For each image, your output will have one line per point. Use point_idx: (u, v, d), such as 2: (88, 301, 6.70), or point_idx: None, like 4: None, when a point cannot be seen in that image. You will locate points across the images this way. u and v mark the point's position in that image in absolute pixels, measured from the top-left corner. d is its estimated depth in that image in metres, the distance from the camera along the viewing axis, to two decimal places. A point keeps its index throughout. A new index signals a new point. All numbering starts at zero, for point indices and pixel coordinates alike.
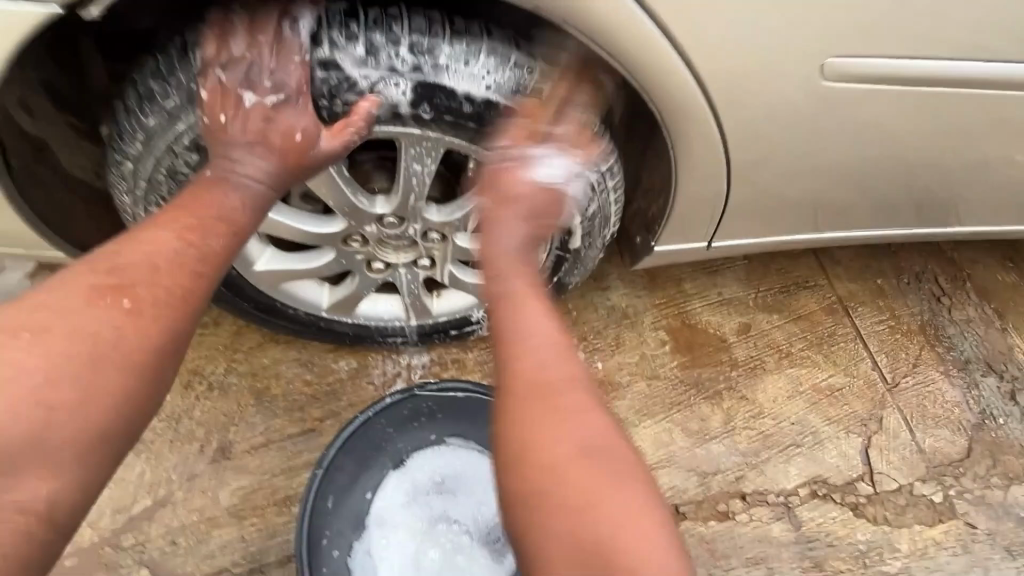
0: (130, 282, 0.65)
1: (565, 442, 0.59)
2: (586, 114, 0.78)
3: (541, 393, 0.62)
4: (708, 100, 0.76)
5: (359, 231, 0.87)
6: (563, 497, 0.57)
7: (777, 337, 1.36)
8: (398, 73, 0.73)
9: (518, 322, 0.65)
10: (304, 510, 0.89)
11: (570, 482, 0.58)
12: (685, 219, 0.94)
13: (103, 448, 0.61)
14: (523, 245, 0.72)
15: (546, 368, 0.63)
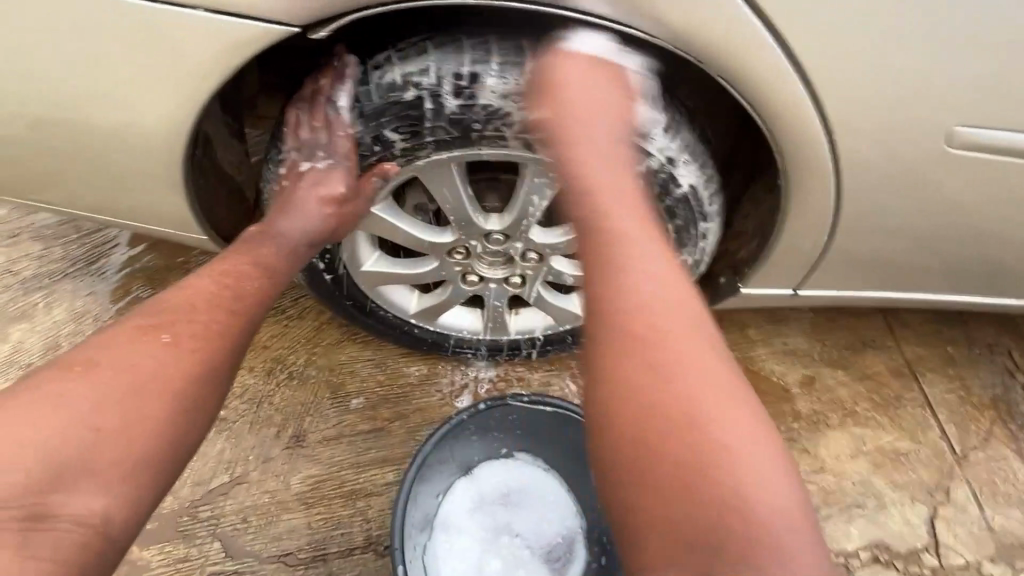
0: (169, 323, 0.69)
1: (673, 391, 0.61)
2: (702, 162, 0.83)
3: (642, 347, 0.63)
4: (831, 156, 0.79)
5: (465, 244, 0.94)
6: (681, 457, 0.58)
7: (842, 394, 1.35)
8: (550, 104, 0.75)
9: (640, 275, 0.66)
10: (399, 497, 0.93)
11: (669, 429, 0.59)
12: (777, 265, 0.96)
13: (148, 471, 0.61)
14: (623, 191, 0.72)
15: (667, 324, 0.64)
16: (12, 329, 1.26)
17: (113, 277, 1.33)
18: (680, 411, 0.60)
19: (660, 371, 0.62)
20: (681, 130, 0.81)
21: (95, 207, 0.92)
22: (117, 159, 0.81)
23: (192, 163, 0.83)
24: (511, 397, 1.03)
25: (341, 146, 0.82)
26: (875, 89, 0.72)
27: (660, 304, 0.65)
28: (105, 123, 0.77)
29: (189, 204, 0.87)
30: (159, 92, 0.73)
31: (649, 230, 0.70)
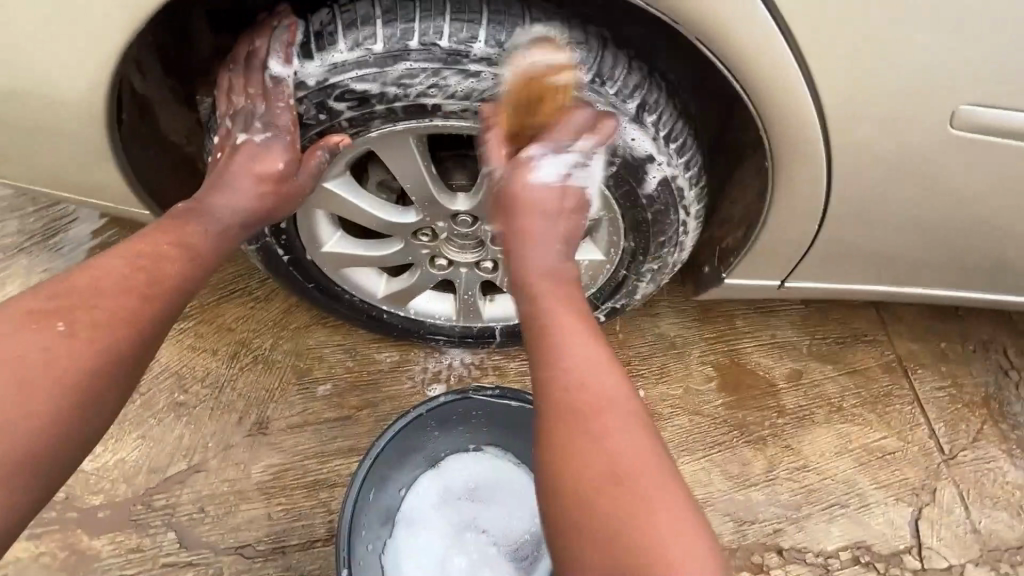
0: (73, 306, 0.61)
1: (591, 453, 0.57)
2: (682, 143, 0.76)
3: (585, 419, 0.58)
4: (826, 136, 0.72)
5: (431, 226, 0.86)
6: (604, 514, 0.54)
7: (830, 390, 1.31)
8: (510, 73, 0.68)
9: (560, 342, 0.63)
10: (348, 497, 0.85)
11: (602, 502, 0.55)
12: (764, 257, 0.91)
13: (27, 476, 0.55)
14: (558, 263, 0.70)
15: (589, 388, 0.60)
16: None
17: (73, 252, 1.27)
18: (604, 489, 0.55)
19: (597, 438, 0.57)
20: (665, 107, 0.74)
21: (31, 178, 0.85)
22: (46, 124, 0.74)
23: (127, 130, 0.77)
24: (474, 390, 0.95)
25: (281, 118, 0.73)
26: (875, 62, 0.65)
27: (592, 365, 0.61)
28: (28, 80, 0.70)
29: (130, 177, 0.81)
30: (84, 47, 0.66)
31: (559, 275, 0.69)
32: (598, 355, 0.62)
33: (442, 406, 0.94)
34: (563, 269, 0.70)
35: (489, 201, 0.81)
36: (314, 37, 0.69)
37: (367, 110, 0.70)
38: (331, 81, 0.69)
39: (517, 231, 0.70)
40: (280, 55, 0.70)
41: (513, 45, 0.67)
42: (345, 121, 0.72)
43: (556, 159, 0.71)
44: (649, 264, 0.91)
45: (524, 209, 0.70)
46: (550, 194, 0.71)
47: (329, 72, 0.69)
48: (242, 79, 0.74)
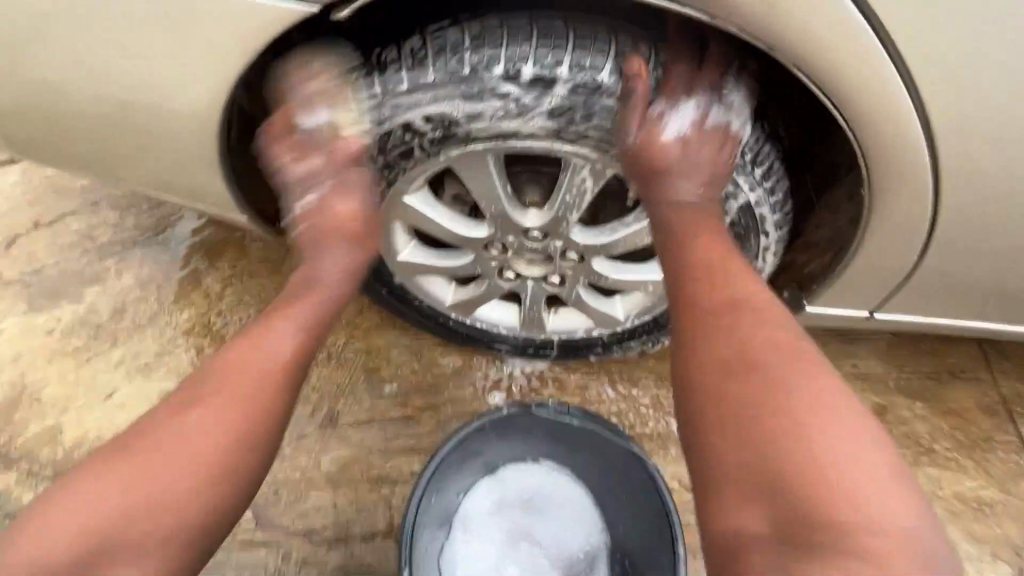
0: (211, 391, 0.72)
1: (759, 360, 0.61)
2: (767, 173, 0.72)
3: (737, 321, 0.63)
4: (935, 159, 0.66)
5: (501, 240, 0.88)
6: (768, 412, 0.57)
7: (918, 430, 1.20)
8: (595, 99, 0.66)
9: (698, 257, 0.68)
10: (412, 502, 0.89)
11: (769, 434, 0.56)
12: (854, 285, 0.85)
13: (181, 539, 0.65)
14: (703, 205, 0.72)
15: (762, 345, 0.61)
16: (85, 291, 1.34)
17: (178, 247, 1.41)
18: (788, 429, 0.56)
19: (763, 380, 0.59)
20: (753, 128, 0.72)
21: (147, 185, 0.94)
22: (164, 139, 0.82)
23: (232, 146, 0.84)
24: (536, 405, 0.97)
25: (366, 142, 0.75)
26: (982, 87, 0.60)
27: (728, 315, 0.64)
28: (151, 102, 0.77)
29: (230, 186, 0.88)
30: (200, 73, 0.72)
31: (696, 217, 0.71)
32: (783, 316, 0.64)
33: (503, 417, 0.98)
34: (706, 209, 0.72)
35: (561, 219, 0.81)
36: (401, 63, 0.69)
37: (445, 132, 0.69)
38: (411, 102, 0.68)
39: (664, 178, 0.73)
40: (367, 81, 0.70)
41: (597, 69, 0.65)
42: (418, 143, 0.71)
43: (673, 119, 0.72)
44: None
45: (661, 158, 0.72)
46: (711, 150, 0.71)
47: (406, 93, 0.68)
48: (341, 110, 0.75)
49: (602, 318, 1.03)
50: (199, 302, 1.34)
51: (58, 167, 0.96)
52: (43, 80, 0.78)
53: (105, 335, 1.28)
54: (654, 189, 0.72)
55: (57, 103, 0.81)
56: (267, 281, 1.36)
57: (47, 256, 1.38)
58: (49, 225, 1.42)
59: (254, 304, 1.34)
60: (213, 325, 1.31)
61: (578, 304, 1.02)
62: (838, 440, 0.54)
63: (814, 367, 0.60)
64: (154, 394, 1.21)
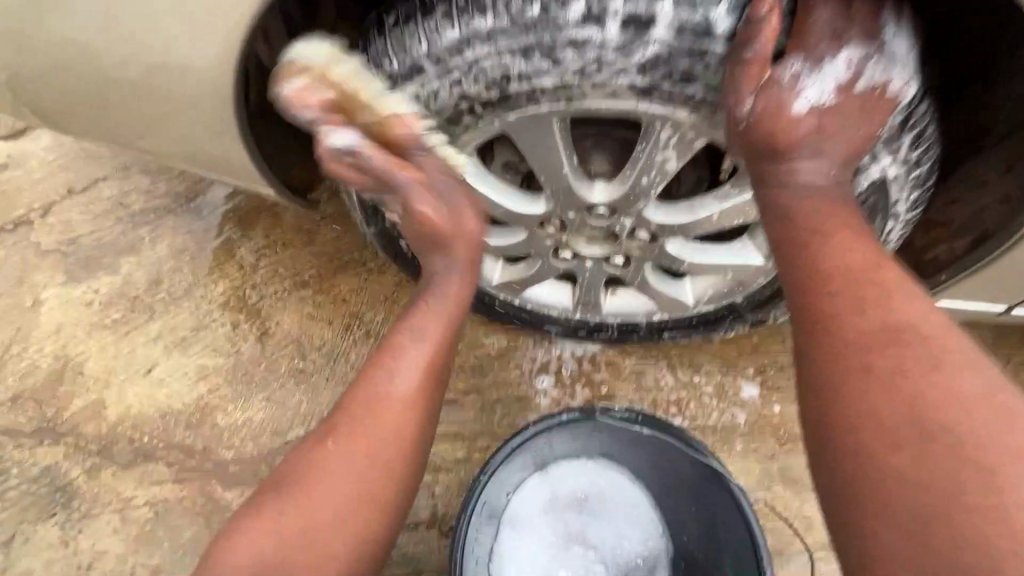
0: (351, 421, 0.67)
1: (919, 389, 0.45)
2: (921, 138, 0.56)
3: (880, 338, 0.48)
4: None
5: (560, 216, 0.76)
6: (934, 459, 0.43)
7: None
8: (705, 47, 0.51)
9: (823, 253, 0.52)
10: (467, 505, 0.83)
11: (961, 521, 0.40)
12: (999, 278, 0.70)
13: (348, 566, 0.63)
14: (835, 192, 0.54)
15: (937, 397, 0.45)
16: (121, 262, 1.31)
17: (210, 216, 1.35)
18: (989, 516, 0.40)
19: (944, 443, 0.43)
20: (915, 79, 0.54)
21: (168, 156, 0.86)
22: (178, 102, 0.72)
23: (255, 109, 0.74)
24: (601, 411, 0.86)
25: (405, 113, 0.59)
26: None
27: (886, 347, 0.47)
28: (160, 58, 0.67)
29: (256, 156, 0.79)
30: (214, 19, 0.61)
31: (835, 213, 0.53)
32: (967, 356, 0.46)
33: (560, 423, 0.87)
34: (845, 199, 0.54)
35: (635, 196, 0.69)
36: (447, 2, 0.53)
37: (501, 92, 0.55)
38: (463, 55, 0.53)
39: (788, 155, 0.54)
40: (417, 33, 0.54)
41: (709, 5, 0.50)
42: (466, 107, 0.57)
43: (811, 82, 0.53)
44: None
45: (788, 127, 0.54)
46: (855, 123, 0.54)
47: (452, 46, 0.53)
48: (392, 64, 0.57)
49: (669, 304, 0.91)
50: (233, 274, 1.28)
51: (74, 135, 0.88)
52: (42, 33, 0.68)
53: (143, 308, 1.25)
54: (773, 173, 0.55)
55: (61, 63, 0.71)
56: (301, 252, 1.29)
57: (81, 225, 1.34)
58: (81, 192, 1.37)
59: (288, 277, 1.27)
60: (248, 299, 1.25)
61: (642, 288, 0.90)
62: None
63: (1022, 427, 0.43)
64: (192, 370, 1.18)
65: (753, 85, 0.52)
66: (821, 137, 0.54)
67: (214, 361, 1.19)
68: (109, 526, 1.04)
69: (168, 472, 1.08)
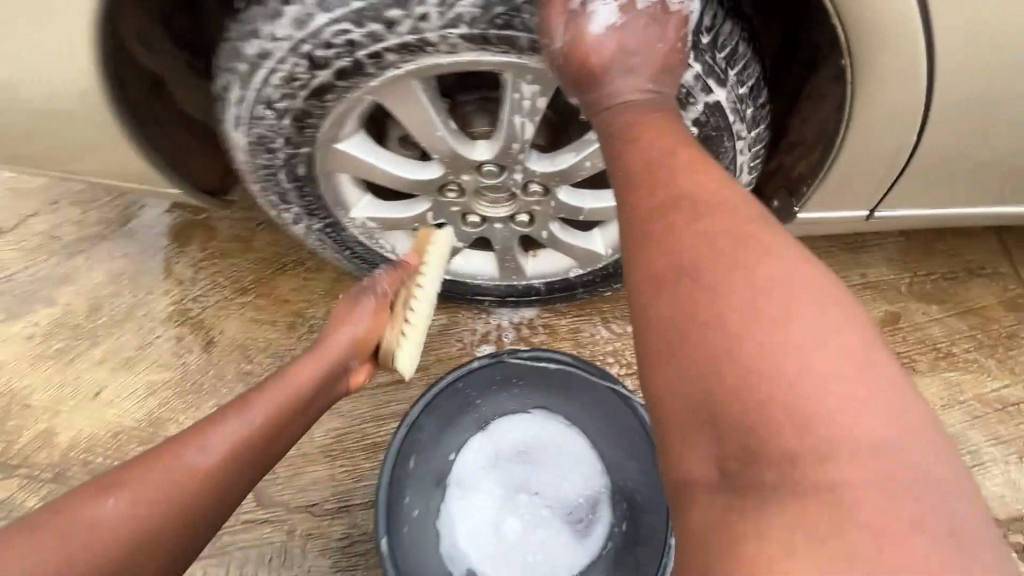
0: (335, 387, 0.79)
1: (697, 241, 0.49)
2: (735, 58, 0.63)
3: (670, 206, 0.52)
4: (919, 21, 0.58)
5: (456, 181, 0.80)
6: (708, 298, 0.47)
7: (935, 334, 1.12)
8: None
9: (635, 147, 0.56)
10: (385, 469, 0.85)
11: (727, 363, 0.44)
12: (847, 183, 0.77)
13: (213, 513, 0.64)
14: (659, 102, 0.59)
15: (711, 244, 0.49)
16: (59, 292, 1.31)
17: (145, 237, 1.36)
18: (749, 352, 0.44)
19: (713, 290, 0.47)
20: (705, 4, 0.61)
21: (63, 169, 0.86)
22: (59, 105, 0.73)
23: (132, 104, 0.75)
24: (509, 353, 0.91)
25: (272, 93, 0.63)
26: None
27: (674, 210, 0.52)
28: (30, 60, 0.67)
29: (150, 158, 0.81)
30: (72, 11, 0.63)
31: (647, 113, 0.58)
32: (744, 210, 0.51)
33: (475, 370, 0.92)
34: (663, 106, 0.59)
35: (513, 147, 0.73)
36: None
37: (352, 59, 0.59)
38: (305, 29, 0.58)
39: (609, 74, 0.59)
40: (262, 17, 0.59)
41: None
42: (327, 81, 0.61)
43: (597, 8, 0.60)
44: None
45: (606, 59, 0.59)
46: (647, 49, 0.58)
47: (294, 20, 0.58)
48: (247, 52, 0.61)
49: (582, 256, 0.96)
50: (174, 290, 1.30)
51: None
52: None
53: (85, 334, 1.26)
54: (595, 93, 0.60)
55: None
56: (241, 261, 1.31)
57: (16, 262, 1.35)
58: (12, 231, 1.38)
59: (228, 284, 1.29)
60: (190, 311, 1.27)
61: (553, 243, 0.94)
62: (837, 389, 0.41)
63: (788, 265, 0.47)
64: (141, 387, 1.19)
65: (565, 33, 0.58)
66: (624, 56, 0.59)
67: (161, 375, 1.20)
68: None
69: None
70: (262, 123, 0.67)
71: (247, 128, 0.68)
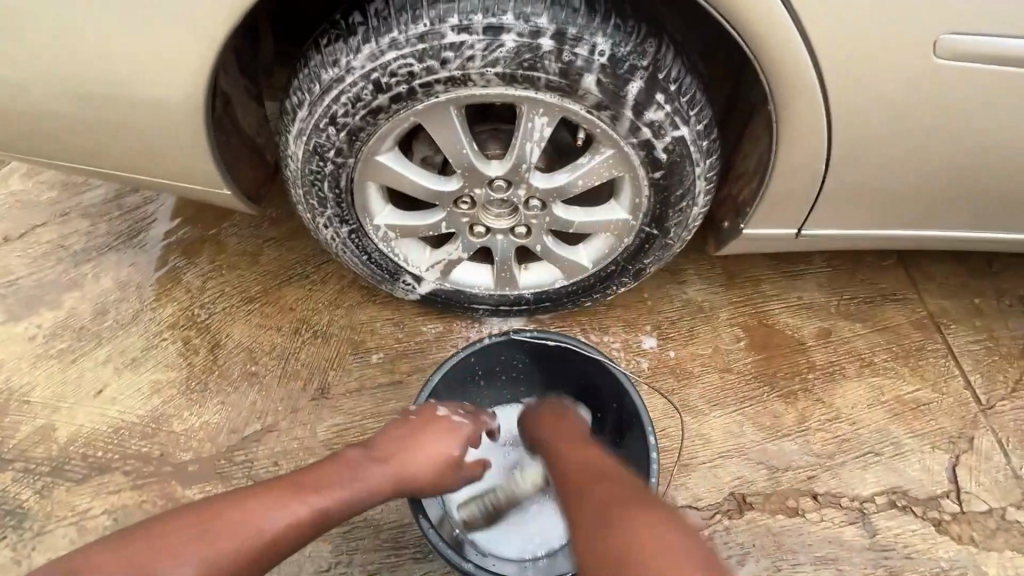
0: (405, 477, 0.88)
1: (579, 476, 0.81)
2: (694, 104, 0.85)
3: (564, 458, 0.88)
4: (823, 84, 0.80)
5: (469, 193, 0.96)
6: (582, 500, 0.77)
7: (860, 346, 1.33)
8: (540, 44, 0.76)
9: (555, 434, 0.94)
10: None
11: (585, 527, 0.72)
12: (780, 206, 0.98)
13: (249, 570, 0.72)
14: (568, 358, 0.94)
15: (582, 488, 0.79)
16: (63, 297, 1.36)
17: (151, 248, 1.42)
18: (599, 523, 0.72)
19: (583, 496, 0.77)
20: (675, 62, 0.82)
21: (125, 166, 0.99)
22: (153, 111, 0.88)
23: (212, 115, 0.91)
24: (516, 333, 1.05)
25: (339, 109, 0.82)
26: (854, 17, 0.73)
27: (570, 456, 0.88)
28: (144, 74, 0.84)
29: (212, 160, 0.95)
30: (189, 40, 0.80)
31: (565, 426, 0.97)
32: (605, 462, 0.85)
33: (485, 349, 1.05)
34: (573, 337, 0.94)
35: (521, 166, 0.91)
36: (366, 29, 0.78)
37: (408, 86, 0.79)
38: (376, 63, 0.78)
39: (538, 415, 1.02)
40: (345, 52, 0.79)
41: (537, 15, 0.76)
42: (384, 103, 0.81)
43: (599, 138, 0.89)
44: (673, 215, 0.98)
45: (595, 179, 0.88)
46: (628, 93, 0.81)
47: (370, 55, 0.77)
48: (329, 78, 0.80)
49: (569, 267, 1.10)
50: (181, 298, 1.36)
51: (55, 161, 1.02)
52: (28, 46, 0.82)
53: (90, 337, 1.30)
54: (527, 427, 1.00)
55: (40, 72, 0.85)
56: (246, 274, 1.38)
57: (20, 269, 1.39)
58: (18, 239, 1.42)
59: (235, 293, 1.36)
60: (197, 317, 1.33)
61: (546, 254, 1.09)
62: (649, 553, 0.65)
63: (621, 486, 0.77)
64: (145, 386, 1.24)
65: (573, 75, 0.78)
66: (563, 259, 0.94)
67: (166, 375, 1.26)
68: (71, 536, 1.10)
69: (126, 480, 1.14)
70: (325, 132, 0.85)
71: (311, 136, 0.86)
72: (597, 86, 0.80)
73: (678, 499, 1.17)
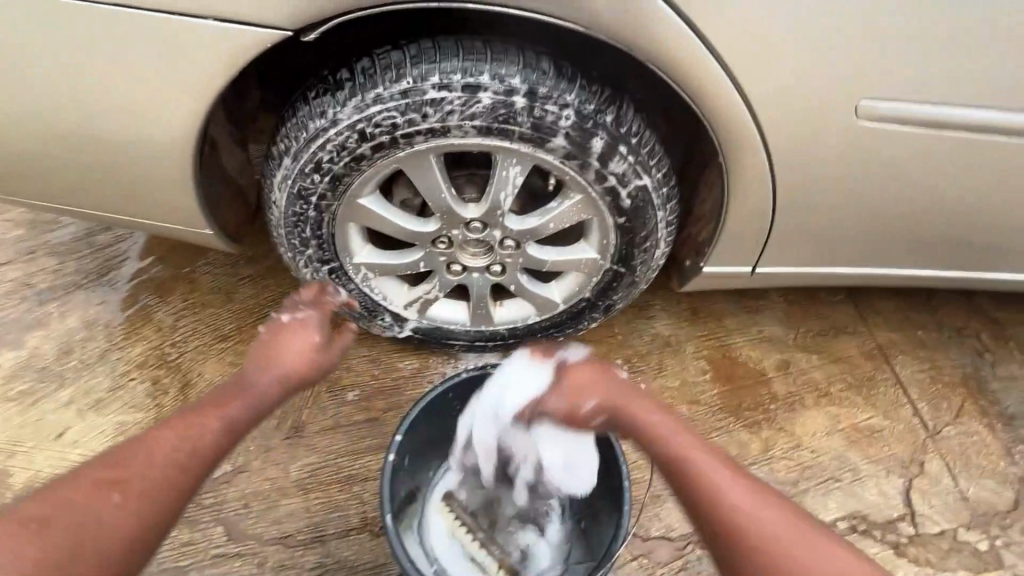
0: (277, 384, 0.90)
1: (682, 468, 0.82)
2: (655, 156, 0.93)
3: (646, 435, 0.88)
4: (765, 139, 0.89)
5: (447, 234, 1.01)
6: (704, 506, 0.78)
7: (817, 377, 1.41)
8: (513, 101, 0.84)
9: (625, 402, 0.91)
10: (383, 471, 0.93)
11: (735, 529, 0.76)
12: (734, 245, 1.06)
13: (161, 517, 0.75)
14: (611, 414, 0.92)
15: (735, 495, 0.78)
16: (26, 337, 1.32)
17: (121, 286, 1.41)
18: (724, 530, 0.76)
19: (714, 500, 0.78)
20: (636, 118, 0.90)
21: (108, 208, 1.02)
22: (138, 154, 0.91)
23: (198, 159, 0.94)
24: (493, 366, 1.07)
25: (324, 156, 0.87)
26: (787, 83, 0.83)
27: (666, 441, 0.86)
28: (135, 127, 0.88)
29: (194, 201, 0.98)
30: (177, 89, 0.84)
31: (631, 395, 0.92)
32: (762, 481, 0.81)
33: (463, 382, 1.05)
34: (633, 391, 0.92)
35: (496, 209, 0.96)
36: (351, 84, 0.84)
37: (390, 136, 0.85)
38: (361, 115, 0.83)
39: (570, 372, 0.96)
40: (331, 104, 0.84)
41: (510, 76, 0.83)
42: (367, 151, 0.86)
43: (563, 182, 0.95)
44: (638, 255, 1.04)
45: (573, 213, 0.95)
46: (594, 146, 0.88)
47: (355, 108, 0.83)
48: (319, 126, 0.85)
49: (542, 303, 1.15)
50: (152, 336, 1.34)
51: (35, 199, 1.03)
52: (20, 98, 0.86)
53: (53, 378, 1.27)
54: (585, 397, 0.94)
55: (33, 122, 0.89)
56: (220, 311, 1.38)
57: None
58: None
59: (208, 331, 1.35)
60: (167, 356, 1.31)
61: (520, 290, 1.14)
62: None
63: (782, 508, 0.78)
64: (111, 427, 1.21)
65: (544, 128, 0.86)
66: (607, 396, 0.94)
67: (134, 416, 1.23)
68: None
69: None
70: (309, 176, 0.89)
71: (295, 180, 0.90)
72: (566, 138, 0.87)
73: (652, 530, 1.20)
